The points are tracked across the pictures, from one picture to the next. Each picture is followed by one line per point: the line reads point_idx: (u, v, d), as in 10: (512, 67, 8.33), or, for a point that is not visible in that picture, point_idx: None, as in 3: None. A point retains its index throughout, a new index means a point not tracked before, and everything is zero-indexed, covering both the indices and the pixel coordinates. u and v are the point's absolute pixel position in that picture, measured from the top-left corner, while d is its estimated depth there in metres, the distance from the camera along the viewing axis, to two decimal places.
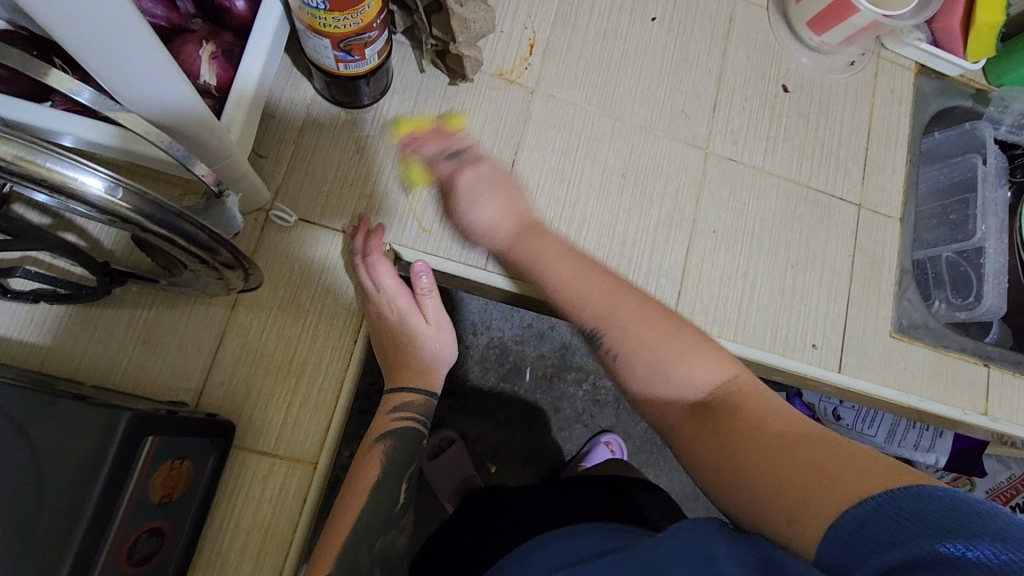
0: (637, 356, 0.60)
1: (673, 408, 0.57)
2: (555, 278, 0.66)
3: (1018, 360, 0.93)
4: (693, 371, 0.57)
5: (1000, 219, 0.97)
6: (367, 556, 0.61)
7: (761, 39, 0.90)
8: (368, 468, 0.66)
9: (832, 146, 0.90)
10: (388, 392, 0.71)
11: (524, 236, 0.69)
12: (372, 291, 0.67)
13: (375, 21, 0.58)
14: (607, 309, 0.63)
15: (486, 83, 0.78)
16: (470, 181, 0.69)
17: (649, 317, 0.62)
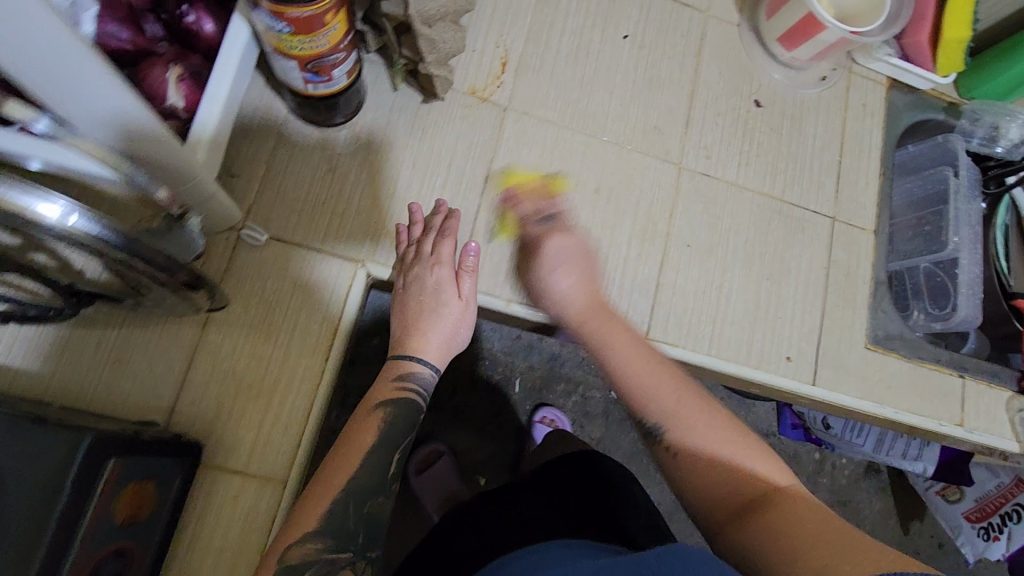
0: (697, 455, 0.60)
1: (722, 496, 0.58)
2: (623, 363, 0.67)
3: (993, 371, 0.93)
4: (751, 469, 0.58)
5: (975, 229, 0.97)
6: (353, 521, 0.56)
7: (733, 55, 0.91)
8: (367, 428, 0.62)
9: (805, 160, 0.91)
10: (393, 360, 0.68)
11: (591, 325, 0.70)
12: (429, 253, 0.71)
13: (342, 44, 0.59)
14: (674, 409, 0.63)
15: (459, 102, 0.79)
16: (554, 249, 0.72)
17: (704, 416, 0.62)
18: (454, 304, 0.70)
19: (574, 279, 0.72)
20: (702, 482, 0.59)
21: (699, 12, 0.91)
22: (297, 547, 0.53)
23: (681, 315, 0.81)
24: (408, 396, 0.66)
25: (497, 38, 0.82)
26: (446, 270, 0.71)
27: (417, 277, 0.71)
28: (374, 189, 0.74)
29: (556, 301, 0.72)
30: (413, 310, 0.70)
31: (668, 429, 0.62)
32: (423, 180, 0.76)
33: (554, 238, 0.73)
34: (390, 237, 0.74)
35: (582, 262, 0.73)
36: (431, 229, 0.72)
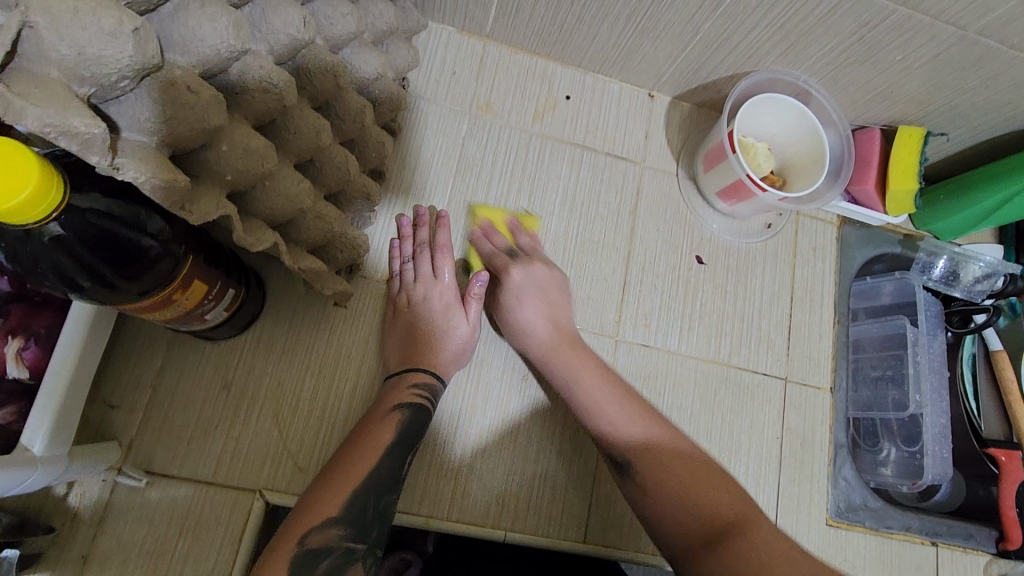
0: (668, 473, 0.63)
1: (689, 526, 0.59)
2: (594, 406, 0.68)
3: (968, 533, 0.87)
4: (711, 500, 0.60)
5: (939, 376, 0.92)
6: (372, 512, 0.58)
7: (671, 209, 0.87)
8: (386, 428, 0.63)
9: (753, 319, 0.86)
10: (399, 372, 0.68)
11: (559, 360, 0.71)
12: (431, 275, 0.72)
13: (205, 299, 0.51)
14: (655, 458, 0.64)
15: (376, 294, 0.74)
16: (519, 282, 0.73)
17: (688, 470, 0.63)
18: (462, 326, 0.71)
19: (540, 304, 0.74)
20: (667, 510, 0.61)
21: (633, 163, 0.87)
22: (317, 532, 0.55)
23: (620, 509, 0.75)
24: (423, 403, 0.66)
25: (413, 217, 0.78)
26: (452, 296, 0.72)
27: (422, 296, 0.72)
28: (276, 402, 0.68)
29: (523, 335, 0.73)
30: (422, 332, 0.70)
31: (637, 467, 0.65)
32: (329, 392, 0.69)
33: (500, 266, 0.75)
34: (293, 457, 0.66)
35: (553, 286, 0.75)
36: (424, 242, 0.75)
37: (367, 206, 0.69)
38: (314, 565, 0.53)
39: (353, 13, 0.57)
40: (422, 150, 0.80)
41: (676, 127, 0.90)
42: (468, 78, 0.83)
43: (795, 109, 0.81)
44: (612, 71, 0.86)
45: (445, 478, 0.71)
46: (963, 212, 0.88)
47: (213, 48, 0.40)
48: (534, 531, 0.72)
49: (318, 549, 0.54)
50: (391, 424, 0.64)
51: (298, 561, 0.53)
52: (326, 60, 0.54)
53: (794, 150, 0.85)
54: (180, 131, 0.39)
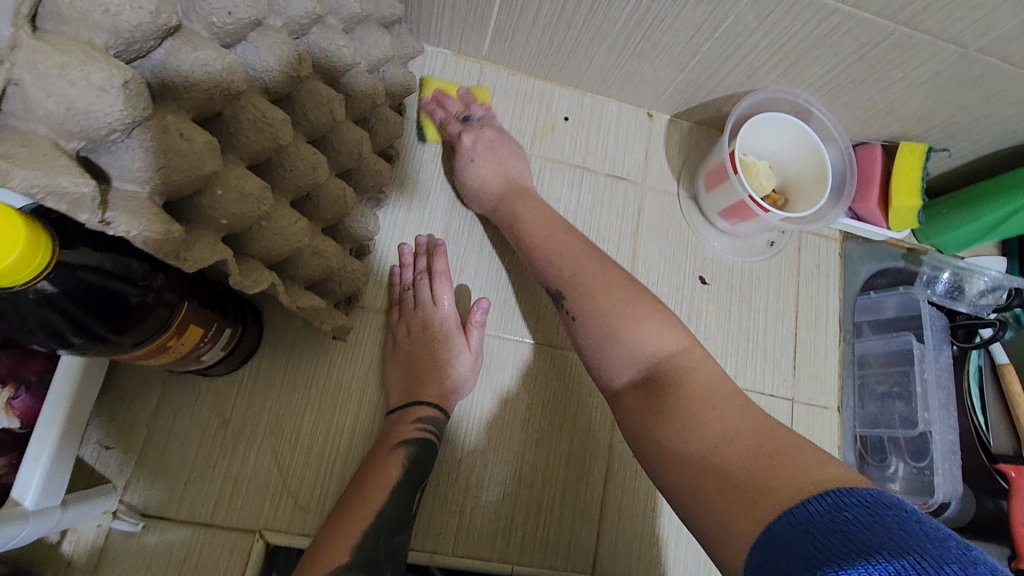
0: (601, 297, 0.64)
1: (626, 373, 0.59)
2: (532, 241, 0.71)
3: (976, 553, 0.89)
4: (650, 335, 0.59)
5: (947, 391, 0.90)
6: (384, 551, 0.58)
7: (673, 230, 0.86)
8: (393, 466, 0.63)
9: (758, 338, 0.85)
10: (402, 405, 0.67)
11: (507, 205, 0.74)
12: (431, 303, 0.71)
13: (201, 342, 0.50)
14: (573, 277, 0.66)
15: (375, 324, 0.73)
16: (470, 143, 0.76)
17: (614, 291, 0.64)
18: (465, 354, 0.71)
19: (490, 166, 0.75)
20: (605, 352, 0.61)
21: (634, 183, 0.86)
22: None
23: (628, 540, 0.73)
24: (428, 436, 0.65)
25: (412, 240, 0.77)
26: (453, 323, 0.72)
27: (423, 324, 0.71)
28: (275, 437, 0.66)
29: (474, 193, 0.76)
30: (425, 361, 0.69)
31: (575, 303, 0.65)
32: (330, 426, 0.68)
33: (452, 135, 0.77)
34: (293, 495, 0.65)
35: (507, 148, 0.77)
36: (423, 270, 0.74)
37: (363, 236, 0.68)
38: None
39: (349, 45, 0.56)
40: (420, 176, 0.79)
41: (677, 147, 0.89)
42: (466, 102, 0.82)
43: (795, 126, 0.81)
44: (610, 92, 0.85)
45: (449, 512, 0.70)
46: (966, 225, 0.88)
47: (208, 91, 0.40)
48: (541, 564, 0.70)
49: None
50: (396, 462, 0.63)
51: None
52: (321, 93, 0.53)
53: (794, 167, 0.84)
54: (174, 178, 0.38)
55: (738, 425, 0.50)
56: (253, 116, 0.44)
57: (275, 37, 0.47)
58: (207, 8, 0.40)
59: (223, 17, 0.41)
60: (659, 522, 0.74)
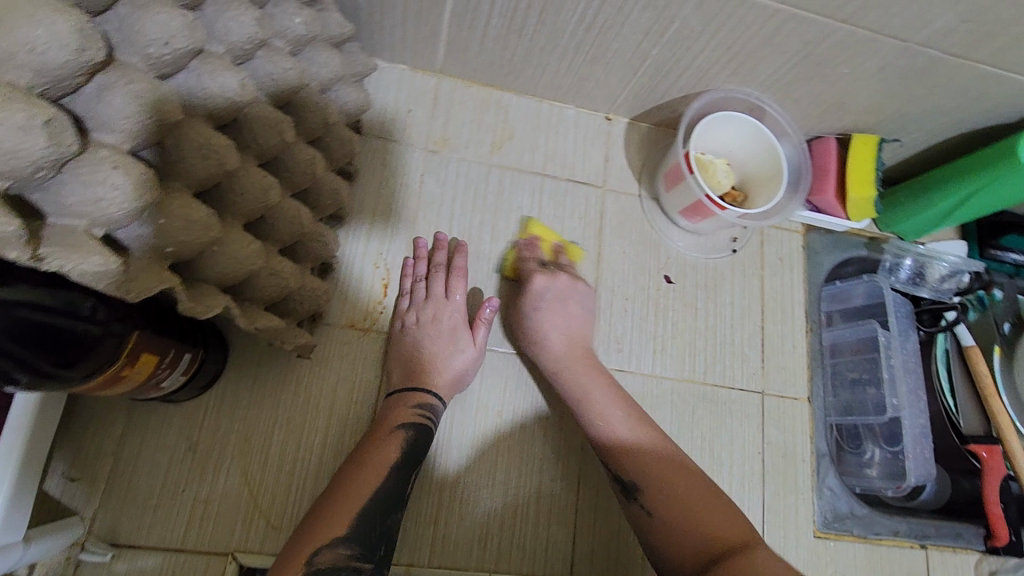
0: (668, 492, 0.63)
1: (694, 550, 0.58)
2: (602, 419, 0.69)
3: (956, 532, 0.88)
4: (719, 526, 0.59)
5: (915, 376, 0.91)
6: (378, 533, 0.58)
7: (636, 230, 0.87)
8: (392, 445, 0.64)
9: (725, 333, 0.86)
10: (405, 390, 0.69)
11: (568, 371, 0.72)
12: (443, 295, 0.74)
13: (158, 368, 0.51)
14: (648, 466, 0.66)
15: (343, 339, 0.73)
16: (545, 286, 0.75)
17: (670, 471, 0.65)
18: (470, 349, 0.72)
19: (559, 319, 0.74)
20: (675, 534, 0.60)
21: (595, 187, 0.87)
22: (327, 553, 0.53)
23: (605, 542, 0.74)
24: (425, 421, 0.67)
25: (376, 258, 0.77)
26: (461, 317, 0.74)
27: (429, 317, 0.73)
28: (244, 458, 0.66)
29: (537, 343, 0.74)
30: (428, 350, 0.71)
31: (644, 492, 0.65)
32: (300, 443, 0.68)
33: (532, 277, 0.76)
34: (266, 514, 0.65)
35: (578, 298, 0.76)
36: (440, 264, 0.76)
37: (326, 255, 0.69)
38: None
39: (295, 67, 0.57)
40: (381, 190, 0.79)
41: (636, 148, 0.90)
42: (423, 114, 0.83)
43: (750, 125, 0.82)
44: (567, 98, 0.87)
45: (425, 521, 0.70)
46: (925, 211, 0.89)
47: (145, 125, 0.39)
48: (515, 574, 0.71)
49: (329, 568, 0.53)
50: (395, 442, 0.64)
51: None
52: (270, 118, 0.54)
53: (752, 165, 0.86)
54: (113, 213, 0.38)
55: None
56: (195, 145, 0.45)
57: (216, 64, 0.48)
58: (143, 41, 0.40)
59: (160, 48, 0.41)
60: None
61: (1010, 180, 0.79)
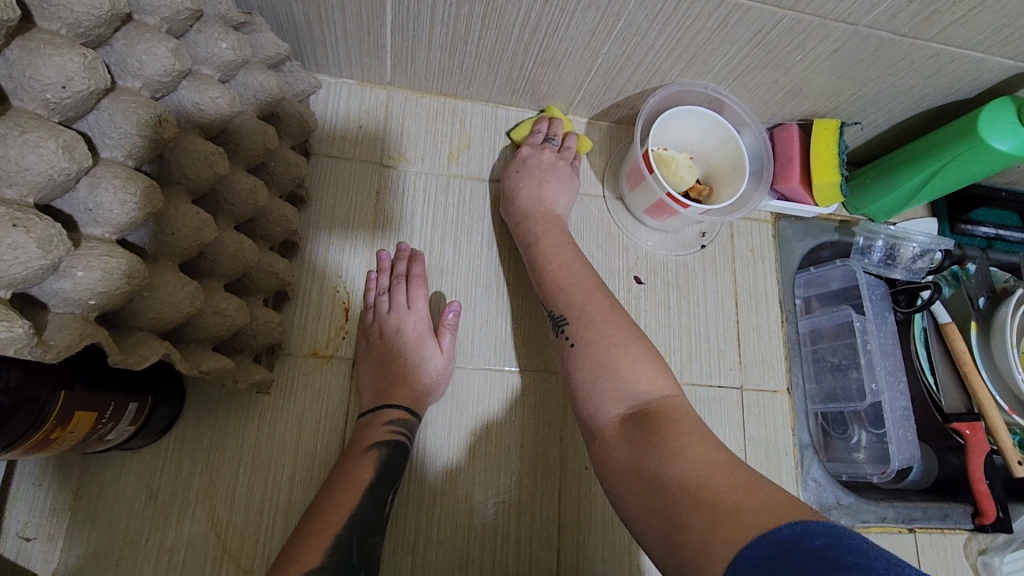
0: (596, 338, 0.64)
1: (611, 405, 0.59)
2: (552, 259, 0.73)
3: (944, 513, 0.87)
4: (642, 380, 0.60)
5: (893, 358, 0.91)
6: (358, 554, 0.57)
7: (601, 231, 0.85)
8: (365, 467, 0.63)
9: (700, 330, 0.85)
10: (374, 409, 0.67)
11: (530, 225, 0.76)
12: (405, 306, 0.72)
13: (98, 422, 0.49)
14: (581, 305, 0.68)
15: (305, 368, 0.70)
16: (531, 157, 0.79)
17: (608, 327, 0.65)
18: (437, 358, 0.71)
19: (529, 181, 0.78)
20: (597, 386, 0.61)
21: None
22: None
23: (591, 555, 0.72)
24: (399, 439, 0.66)
25: (335, 282, 0.74)
26: (425, 327, 0.72)
27: (397, 330, 0.71)
28: (209, 501, 0.64)
29: (508, 197, 0.78)
30: (394, 366, 0.69)
31: (574, 329, 0.67)
32: (267, 480, 0.66)
33: (525, 152, 0.80)
34: (236, 559, 0.63)
35: (556, 173, 0.79)
36: (400, 274, 0.74)
37: (279, 284, 0.67)
38: None
39: (225, 95, 0.55)
40: (335, 211, 0.76)
41: (598, 149, 0.88)
42: (375, 129, 0.81)
43: (708, 118, 0.81)
44: (523, 102, 0.84)
45: (404, 550, 0.68)
46: (892, 192, 0.88)
47: (46, 174, 0.37)
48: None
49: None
50: (368, 463, 0.63)
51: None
52: (201, 149, 0.52)
53: (714, 157, 0.85)
54: (13, 273, 0.35)
55: (708, 452, 0.50)
56: (113, 188, 0.43)
57: (130, 101, 0.46)
58: (38, 86, 0.38)
59: (58, 91, 0.39)
60: (620, 528, 0.74)
61: (973, 160, 0.78)
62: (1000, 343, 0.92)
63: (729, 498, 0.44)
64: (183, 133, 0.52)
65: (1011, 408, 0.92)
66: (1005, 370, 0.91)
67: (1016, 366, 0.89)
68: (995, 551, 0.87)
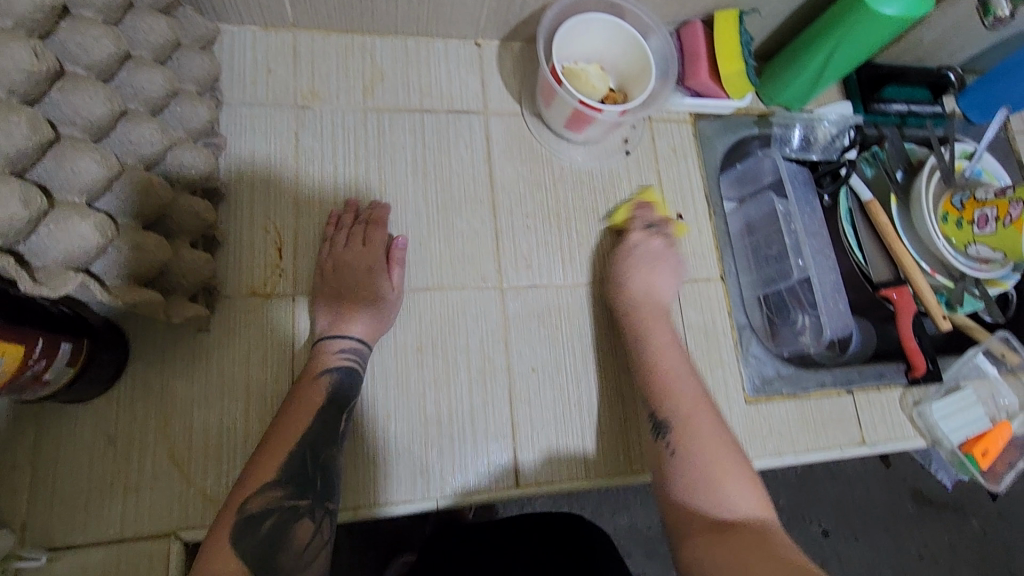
0: (696, 452, 0.68)
1: (704, 507, 0.64)
2: (662, 364, 0.76)
3: (879, 372, 0.91)
4: (740, 495, 0.65)
5: (818, 235, 0.95)
6: (311, 467, 0.63)
7: (524, 147, 0.87)
8: (316, 391, 0.67)
9: (630, 231, 0.88)
10: (323, 335, 0.71)
11: (639, 320, 0.79)
12: (363, 242, 0.74)
13: (29, 358, 0.50)
14: (685, 414, 0.72)
15: (243, 306, 0.72)
16: (640, 249, 0.83)
17: (716, 439, 0.69)
18: (388, 291, 0.74)
19: (643, 266, 0.81)
20: (691, 492, 0.66)
21: (476, 114, 0.87)
22: (258, 496, 0.59)
23: (545, 450, 0.76)
24: (351, 365, 0.70)
25: (263, 223, 0.75)
26: (379, 261, 0.75)
27: (348, 263, 0.73)
28: (165, 439, 0.66)
29: (620, 288, 0.80)
30: (348, 299, 0.72)
31: (677, 435, 0.71)
32: (222, 413, 0.68)
33: (632, 235, 0.84)
34: (200, 489, 0.66)
35: (665, 262, 0.83)
36: (353, 216, 0.76)
37: (202, 226, 0.68)
38: (259, 525, 0.58)
39: (109, 34, 0.56)
40: (254, 154, 0.77)
41: (511, 69, 0.90)
42: (286, 72, 0.81)
43: (610, 23, 0.82)
44: (431, 30, 0.85)
45: (365, 462, 0.71)
46: (798, 77, 0.92)
47: None
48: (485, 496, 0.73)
49: (262, 511, 0.59)
50: (318, 388, 0.67)
51: (244, 522, 0.57)
52: (89, 89, 0.53)
53: (623, 63, 0.87)
54: None
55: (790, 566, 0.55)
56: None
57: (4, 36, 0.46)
58: None
59: None
60: (572, 421, 0.78)
61: (864, 30, 0.81)
62: (918, 212, 0.98)
63: None
64: (68, 76, 0.53)
65: (933, 268, 0.99)
66: (925, 235, 0.98)
67: (934, 231, 0.96)
68: (928, 401, 0.91)
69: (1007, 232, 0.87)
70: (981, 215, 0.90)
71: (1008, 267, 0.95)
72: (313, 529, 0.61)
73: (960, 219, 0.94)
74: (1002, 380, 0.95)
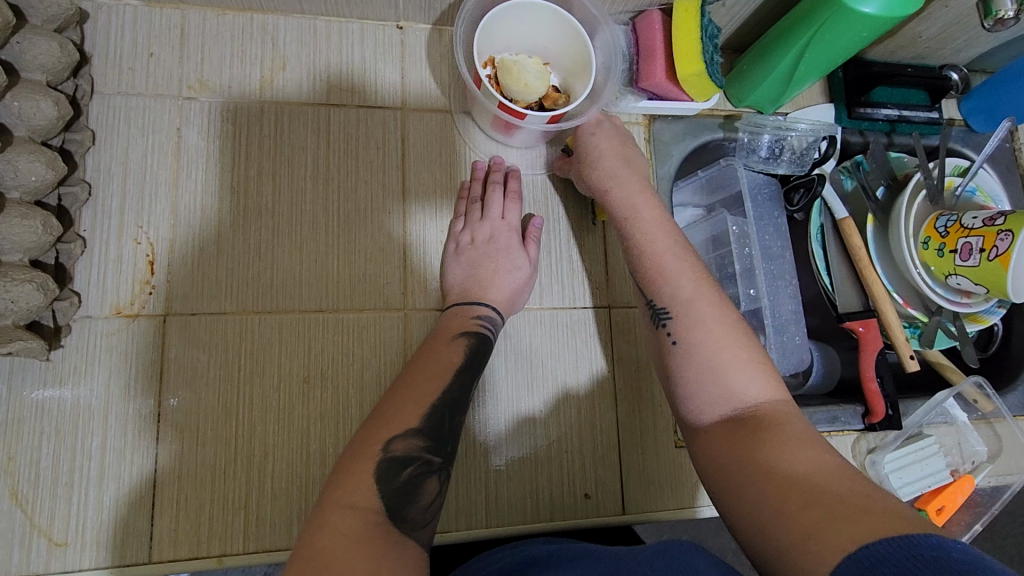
0: (698, 342, 0.62)
1: (717, 405, 0.59)
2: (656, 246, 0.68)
3: (832, 416, 0.83)
4: (746, 384, 0.59)
5: (777, 261, 0.84)
6: (451, 423, 0.59)
7: (446, 151, 0.77)
8: (453, 351, 0.64)
9: (562, 248, 0.79)
10: (457, 305, 0.69)
11: (613, 195, 0.72)
12: (499, 216, 0.74)
13: None
14: (689, 298, 0.64)
15: (103, 328, 0.65)
16: (593, 124, 0.75)
17: (727, 335, 0.61)
18: (525, 266, 0.73)
19: (606, 153, 0.74)
20: (697, 394, 0.60)
21: (392, 109, 0.76)
22: (401, 438, 0.54)
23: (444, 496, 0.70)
24: (484, 332, 0.68)
25: (133, 233, 0.68)
26: (515, 237, 0.74)
27: (488, 236, 0.73)
28: (9, 476, 0.61)
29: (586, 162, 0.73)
30: (483, 268, 0.71)
31: (677, 324, 0.64)
32: (72, 452, 0.63)
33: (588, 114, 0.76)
34: (46, 532, 0.61)
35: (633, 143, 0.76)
36: (498, 181, 0.76)
37: (50, 242, 0.60)
38: (398, 470, 0.52)
39: None
40: (129, 153, 0.69)
41: (441, 61, 0.79)
42: (171, 56, 0.71)
43: (548, 12, 0.70)
44: (343, 10, 0.75)
45: (229, 504, 0.64)
46: (769, 78, 0.80)
47: None
48: (534, 432, 0.74)
49: (403, 456, 0.54)
50: (455, 350, 0.65)
51: (387, 464, 0.52)
52: None
53: (565, 58, 0.75)
54: None
55: (830, 468, 0.49)
56: None
57: None
58: None
59: None
60: (477, 462, 0.71)
61: (844, 24, 0.69)
62: (895, 233, 0.86)
63: (847, 513, 0.43)
64: None
65: (906, 300, 0.89)
66: (902, 262, 0.86)
67: (911, 260, 0.84)
68: (883, 449, 0.83)
69: (989, 266, 0.75)
70: (964, 244, 0.77)
71: (991, 301, 0.85)
72: (436, 491, 0.55)
73: (942, 246, 0.81)
74: (972, 426, 0.87)
